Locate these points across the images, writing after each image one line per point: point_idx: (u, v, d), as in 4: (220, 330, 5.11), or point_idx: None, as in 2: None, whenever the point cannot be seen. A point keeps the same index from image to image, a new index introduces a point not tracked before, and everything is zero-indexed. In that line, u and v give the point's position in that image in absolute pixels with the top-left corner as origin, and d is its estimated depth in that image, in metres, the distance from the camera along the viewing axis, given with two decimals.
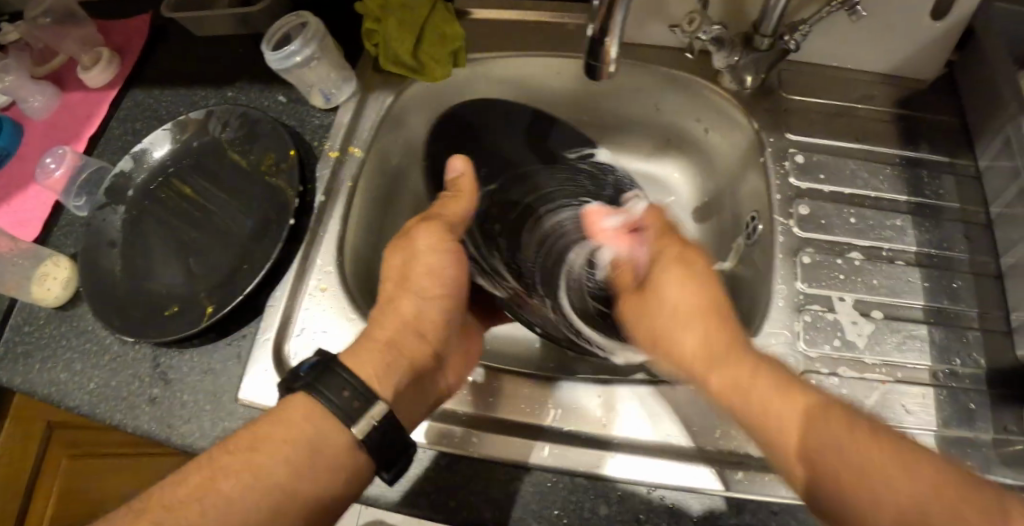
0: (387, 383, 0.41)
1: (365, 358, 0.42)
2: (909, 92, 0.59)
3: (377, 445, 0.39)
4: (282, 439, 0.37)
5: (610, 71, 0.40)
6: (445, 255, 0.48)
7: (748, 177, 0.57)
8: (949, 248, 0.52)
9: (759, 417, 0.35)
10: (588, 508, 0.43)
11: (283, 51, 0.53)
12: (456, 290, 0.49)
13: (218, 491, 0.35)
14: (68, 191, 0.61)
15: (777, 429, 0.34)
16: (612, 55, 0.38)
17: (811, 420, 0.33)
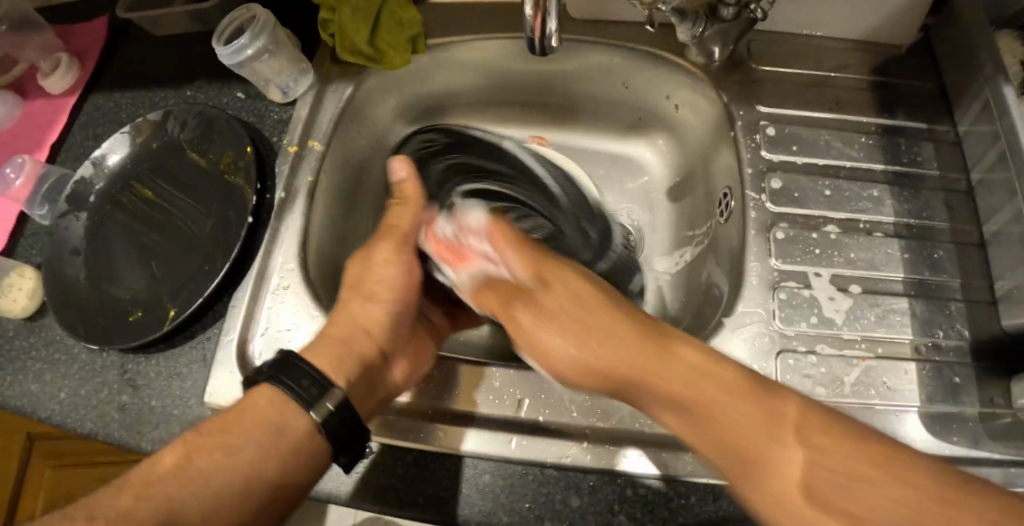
0: (341, 374, 0.42)
1: (321, 354, 0.42)
2: (883, 57, 0.56)
3: (337, 430, 0.39)
4: (251, 424, 0.37)
5: (552, 44, 0.42)
6: (400, 264, 0.48)
7: (720, 153, 0.56)
8: (930, 218, 0.50)
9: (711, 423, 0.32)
10: (560, 500, 0.42)
11: (234, 45, 0.52)
12: (411, 294, 0.49)
13: (195, 469, 0.35)
14: (32, 200, 0.59)
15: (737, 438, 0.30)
16: (551, 27, 0.41)
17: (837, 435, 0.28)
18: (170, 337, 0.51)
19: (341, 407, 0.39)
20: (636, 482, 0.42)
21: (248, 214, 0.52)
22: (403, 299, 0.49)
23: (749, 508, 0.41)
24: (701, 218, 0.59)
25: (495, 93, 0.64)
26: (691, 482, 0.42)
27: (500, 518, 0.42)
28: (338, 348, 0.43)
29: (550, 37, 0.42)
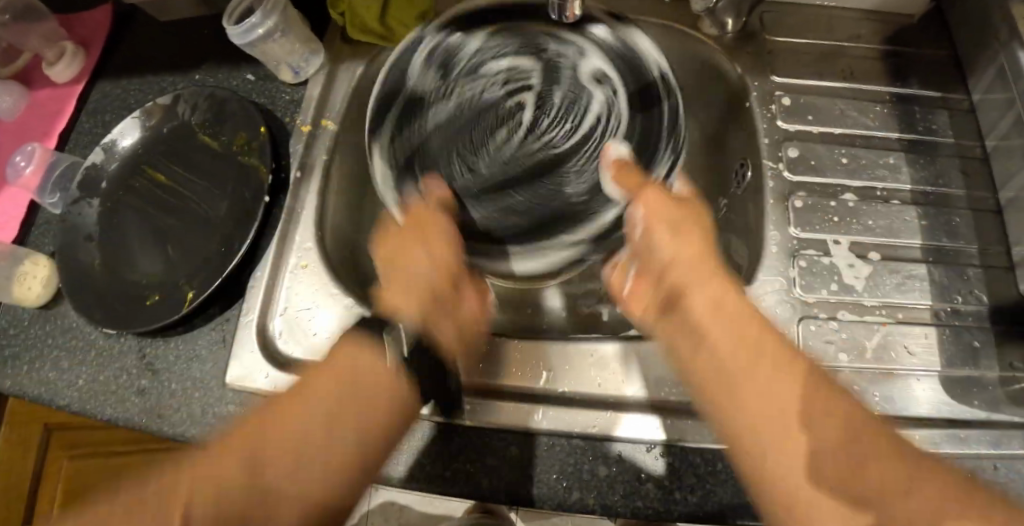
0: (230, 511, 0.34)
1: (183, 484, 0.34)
2: (895, 27, 0.56)
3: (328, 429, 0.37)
4: (333, 381, 0.38)
5: None
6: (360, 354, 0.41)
7: (733, 127, 0.56)
8: (945, 185, 0.50)
9: (746, 369, 0.37)
10: (587, 469, 0.42)
11: (244, 23, 0.51)
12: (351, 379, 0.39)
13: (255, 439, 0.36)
14: (43, 188, 0.59)
15: (774, 429, 0.34)
16: None
17: (757, 426, 0.35)
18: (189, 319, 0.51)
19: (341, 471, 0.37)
20: (605, 445, 0.43)
21: (264, 193, 0.51)
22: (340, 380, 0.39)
23: None
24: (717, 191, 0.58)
25: None
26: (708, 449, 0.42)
27: (529, 489, 0.42)
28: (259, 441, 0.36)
29: None
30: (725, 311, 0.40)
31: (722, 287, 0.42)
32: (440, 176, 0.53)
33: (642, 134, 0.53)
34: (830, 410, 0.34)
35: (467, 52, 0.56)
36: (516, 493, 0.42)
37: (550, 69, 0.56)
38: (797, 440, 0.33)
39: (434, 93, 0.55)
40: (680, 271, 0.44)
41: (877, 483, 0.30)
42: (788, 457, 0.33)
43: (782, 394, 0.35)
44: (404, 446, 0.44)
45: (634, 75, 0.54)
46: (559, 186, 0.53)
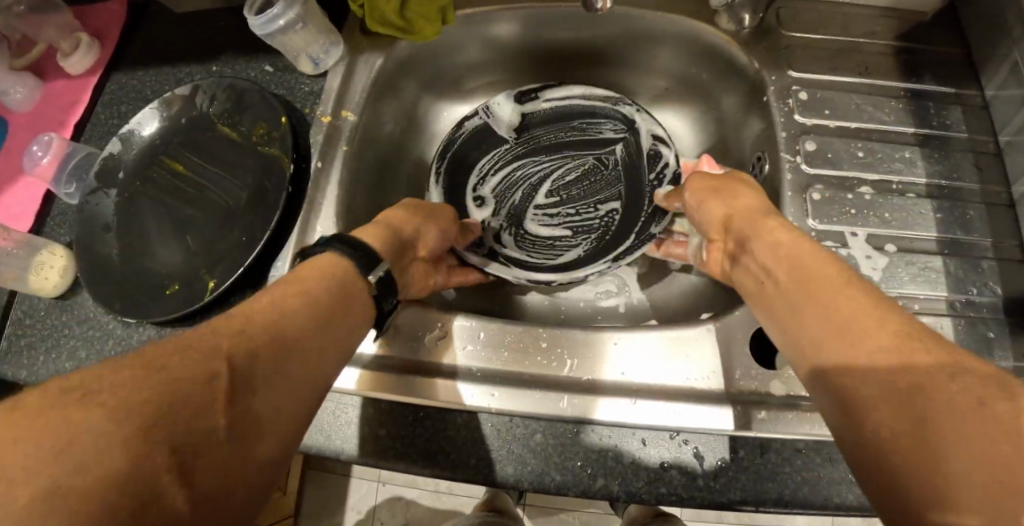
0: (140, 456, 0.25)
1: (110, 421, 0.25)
2: (909, 23, 0.57)
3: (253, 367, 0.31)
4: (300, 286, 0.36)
5: (603, 5, 0.45)
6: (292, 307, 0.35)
7: (751, 122, 0.56)
8: (959, 179, 0.51)
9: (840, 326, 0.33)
10: (612, 457, 0.43)
11: (265, 14, 0.51)
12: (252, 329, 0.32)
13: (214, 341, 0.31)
14: (58, 179, 0.59)
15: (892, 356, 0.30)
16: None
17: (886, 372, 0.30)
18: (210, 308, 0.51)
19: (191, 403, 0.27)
20: (626, 432, 0.43)
21: (287, 183, 0.51)
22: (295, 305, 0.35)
23: (795, 460, 0.42)
24: None
25: (522, 63, 0.65)
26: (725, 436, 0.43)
27: (553, 477, 0.43)
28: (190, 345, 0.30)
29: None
30: (818, 265, 0.37)
31: (810, 267, 0.37)
32: (626, 187, 0.58)
33: (527, 128, 0.61)
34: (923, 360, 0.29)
35: (522, 251, 0.57)
36: (542, 481, 0.43)
37: (499, 212, 0.59)
38: (883, 350, 0.30)
39: (573, 245, 0.57)
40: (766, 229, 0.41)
41: (960, 425, 0.26)
42: (887, 397, 0.29)
43: (874, 339, 0.31)
44: (429, 437, 0.44)
45: (476, 174, 0.60)
46: (570, 128, 0.61)
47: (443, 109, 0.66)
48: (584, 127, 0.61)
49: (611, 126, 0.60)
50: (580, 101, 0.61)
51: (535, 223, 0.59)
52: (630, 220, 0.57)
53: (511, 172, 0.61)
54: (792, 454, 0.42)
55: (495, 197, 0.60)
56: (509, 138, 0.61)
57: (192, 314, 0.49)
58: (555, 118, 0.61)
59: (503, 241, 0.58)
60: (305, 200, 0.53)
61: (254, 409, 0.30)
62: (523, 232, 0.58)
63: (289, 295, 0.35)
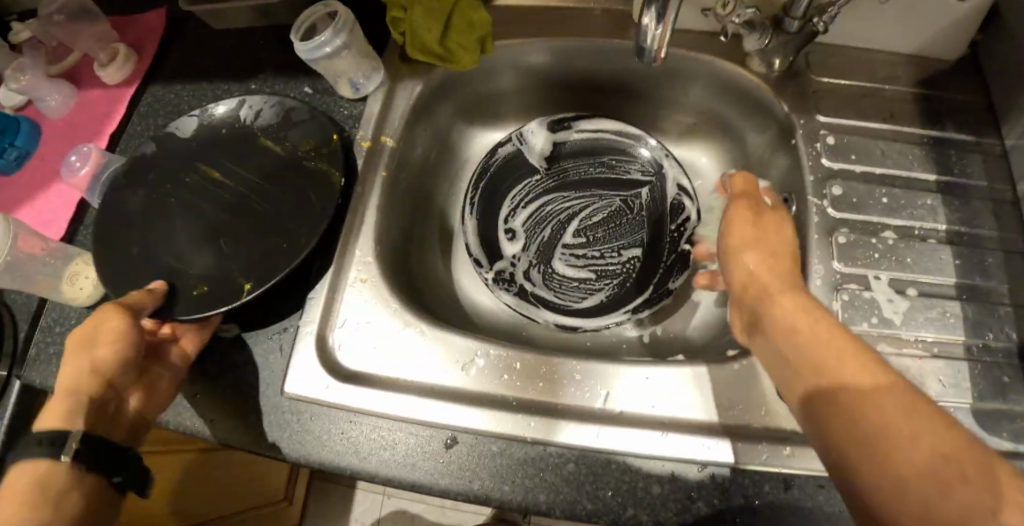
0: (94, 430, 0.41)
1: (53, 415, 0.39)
2: (933, 72, 0.59)
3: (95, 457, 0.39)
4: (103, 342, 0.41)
5: (660, 55, 0.46)
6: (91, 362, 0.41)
7: (777, 161, 0.58)
8: (978, 226, 0.53)
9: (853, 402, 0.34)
10: (641, 487, 0.44)
11: (312, 41, 0.53)
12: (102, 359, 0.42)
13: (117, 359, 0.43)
14: (92, 189, 0.60)
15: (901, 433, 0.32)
16: (662, 42, 0.44)
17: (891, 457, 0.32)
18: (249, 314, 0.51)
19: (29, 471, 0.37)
20: (656, 464, 0.45)
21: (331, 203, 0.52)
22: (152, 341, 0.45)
23: (819, 497, 0.43)
24: None
25: (554, 92, 0.66)
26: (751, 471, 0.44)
27: (583, 505, 0.44)
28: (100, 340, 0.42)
29: (659, 51, 0.45)
30: (819, 324, 0.39)
31: (807, 328, 0.39)
32: (648, 234, 0.60)
33: (557, 161, 0.63)
34: (913, 424, 0.32)
35: (548, 291, 0.58)
36: (573, 509, 0.44)
37: (529, 247, 0.60)
38: (873, 418, 0.33)
39: (594, 289, 0.58)
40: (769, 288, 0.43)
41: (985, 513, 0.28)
42: (882, 463, 0.32)
43: (869, 405, 0.34)
44: (465, 463, 0.45)
45: (507, 204, 0.62)
46: (598, 166, 0.63)
47: (476, 135, 0.68)
48: (611, 166, 0.62)
49: (636, 168, 0.62)
50: (609, 139, 0.62)
51: (561, 262, 0.60)
52: (651, 269, 0.58)
53: (541, 205, 0.62)
54: (815, 490, 0.43)
55: (525, 230, 0.61)
56: (539, 170, 0.63)
57: (222, 314, 0.49)
58: (584, 154, 0.63)
59: (531, 279, 0.59)
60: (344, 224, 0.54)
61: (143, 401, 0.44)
62: (548, 271, 0.60)
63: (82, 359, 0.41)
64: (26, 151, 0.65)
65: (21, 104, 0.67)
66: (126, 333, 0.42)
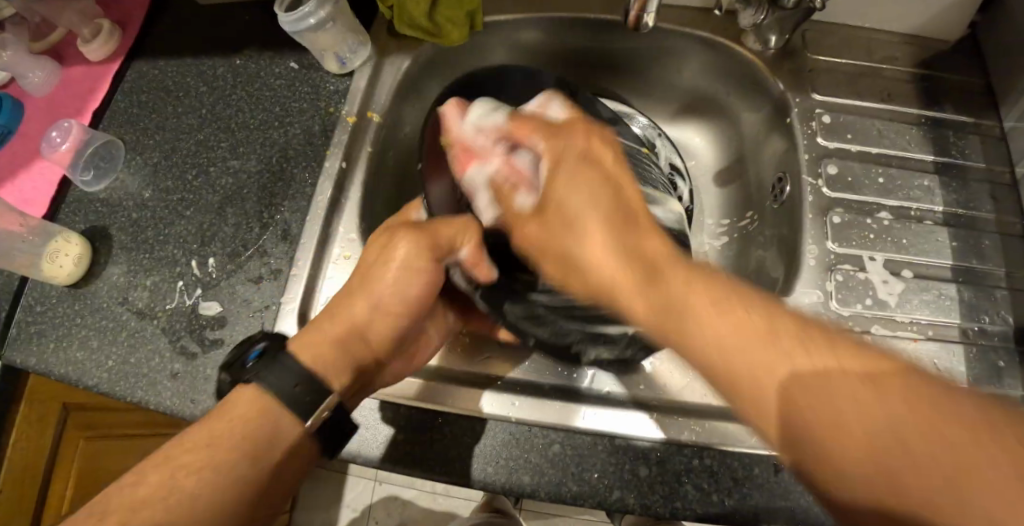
0: (342, 376, 0.43)
1: (325, 347, 0.42)
2: (931, 51, 0.58)
3: (326, 433, 0.41)
4: (422, 274, 0.46)
5: (648, 22, 0.44)
6: (416, 274, 0.46)
7: (772, 142, 0.57)
8: (976, 208, 0.52)
9: (675, 321, 0.31)
10: (628, 469, 0.43)
11: (297, 12, 0.53)
12: (423, 296, 0.47)
13: (408, 297, 0.46)
14: (74, 165, 0.59)
15: (755, 370, 0.28)
16: (650, 6, 0.43)
17: (813, 398, 0.26)
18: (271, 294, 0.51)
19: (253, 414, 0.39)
20: (644, 446, 0.44)
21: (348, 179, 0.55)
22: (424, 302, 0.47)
23: None
24: (749, 204, 0.60)
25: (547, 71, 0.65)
26: (733, 451, 0.43)
27: (570, 487, 0.43)
28: (432, 275, 0.47)
29: (647, 17, 0.44)
30: (747, 326, 0.29)
31: (600, 225, 0.36)
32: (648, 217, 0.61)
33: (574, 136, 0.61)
34: (791, 343, 0.28)
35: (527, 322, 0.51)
36: (559, 491, 0.43)
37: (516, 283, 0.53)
38: (852, 423, 0.25)
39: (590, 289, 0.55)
40: (669, 274, 0.33)
41: (921, 457, 0.24)
42: (793, 417, 0.27)
43: (845, 402, 0.26)
44: (450, 445, 0.45)
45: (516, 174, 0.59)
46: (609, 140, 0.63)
47: None
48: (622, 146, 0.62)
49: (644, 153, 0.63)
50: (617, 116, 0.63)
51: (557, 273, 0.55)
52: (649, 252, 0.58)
53: None
54: None
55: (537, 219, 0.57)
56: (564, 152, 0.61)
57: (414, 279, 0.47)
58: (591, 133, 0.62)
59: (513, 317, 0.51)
60: (329, 206, 0.54)
61: (403, 364, 0.47)
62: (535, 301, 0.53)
63: (398, 294, 0.46)
64: (7, 128, 0.64)
65: (3, 82, 0.66)
66: (428, 270, 0.46)
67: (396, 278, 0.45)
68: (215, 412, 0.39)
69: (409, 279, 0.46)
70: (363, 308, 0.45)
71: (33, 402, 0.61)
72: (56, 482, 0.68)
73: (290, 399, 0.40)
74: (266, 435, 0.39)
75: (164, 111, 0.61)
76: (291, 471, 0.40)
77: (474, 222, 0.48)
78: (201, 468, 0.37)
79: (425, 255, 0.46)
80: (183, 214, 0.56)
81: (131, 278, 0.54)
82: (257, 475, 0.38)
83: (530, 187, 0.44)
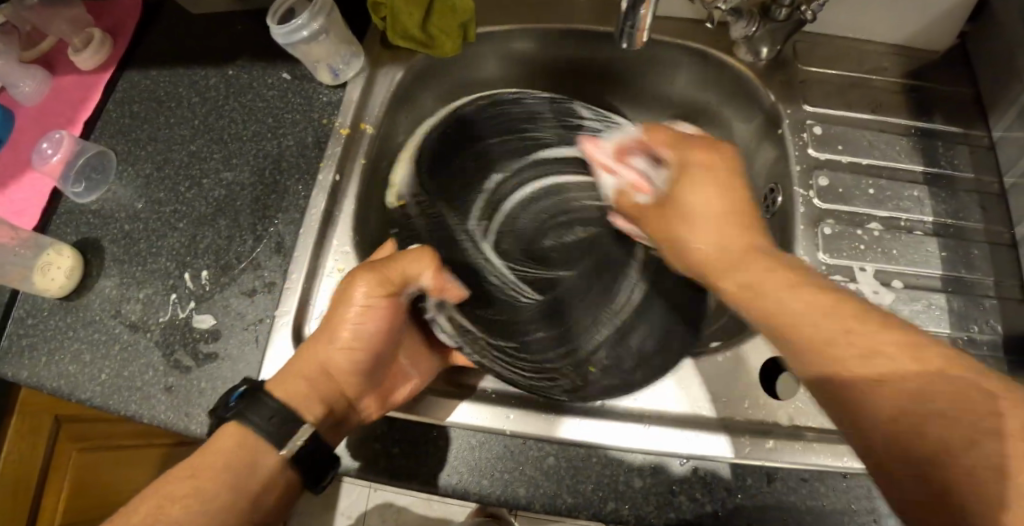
0: (311, 412, 0.41)
1: (296, 386, 0.42)
2: (919, 62, 0.58)
3: (308, 464, 0.40)
4: (381, 311, 0.44)
5: (644, 38, 0.45)
6: (373, 311, 0.43)
7: (763, 151, 0.57)
8: (965, 218, 0.52)
9: (772, 313, 0.33)
10: (622, 480, 0.44)
11: (289, 25, 0.53)
12: (385, 335, 0.45)
13: (374, 332, 0.44)
14: (66, 177, 0.58)
15: (820, 339, 0.30)
16: (646, 22, 0.43)
17: (862, 360, 0.29)
18: (264, 307, 0.51)
19: (234, 438, 0.39)
20: (639, 458, 0.44)
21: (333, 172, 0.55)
22: (390, 333, 0.45)
23: (802, 489, 0.43)
24: None
25: (540, 80, 0.65)
26: (727, 461, 0.44)
27: (564, 499, 0.43)
28: (392, 311, 0.44)
29: (643, 33, 0.44)
30: (774, 273, 0.34)
31: (737, 253, 0.37)
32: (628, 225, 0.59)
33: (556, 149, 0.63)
34: (895, 353, 0.28)
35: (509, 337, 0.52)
36: (553, 503, 0.43)
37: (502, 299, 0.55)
38: (822, 343, 0.30)
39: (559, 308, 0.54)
40: (742, 267, 0.36)
41: (982, 442, 0.25)
42: (885, 407, 0.28)
43: (953, 414, 0.26)
44: (444, 458, 0.45)
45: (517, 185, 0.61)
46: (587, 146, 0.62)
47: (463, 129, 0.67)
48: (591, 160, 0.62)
49: None
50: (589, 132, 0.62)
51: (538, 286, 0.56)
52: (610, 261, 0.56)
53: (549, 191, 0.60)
54: (797, 483, 0.43)
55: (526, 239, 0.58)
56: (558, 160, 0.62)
57: (402, 303, 0.45)
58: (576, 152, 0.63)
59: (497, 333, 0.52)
60: (323, 217, 0.54)
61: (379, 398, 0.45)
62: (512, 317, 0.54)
63: (359, 330, 0.43)
64: None
65: None
66: (390, 305, 0.44)
67: (357, 320, 0.43)
68: (200, 447, 0.39)
69: (369, 314, 0.43)
70: (327, 350, 0.43)
71: (25, 416, 0.61)
72: (49, 495, 0.67)
73: (267, 431, 0.39)
74: (246, 464, 0.38)
75: (156, 122, 0.61)
76: (276, 498, 0.40)
77: (429, 250, 0.47)
78: (185, 500, 0.36)
79: (380, 294, 0.43)
80: (176, 226, 0.56)
81: (122, 292, 0.54)
82: (242, 507, 0.38)
83: (653, 187, 0.47)
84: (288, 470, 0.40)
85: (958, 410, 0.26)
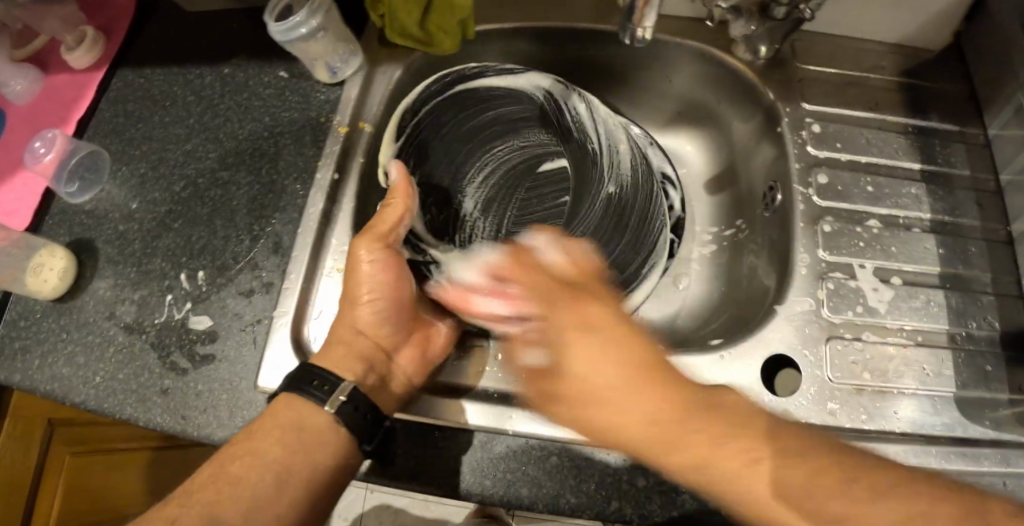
0: (350, 370, 0.44)
1: (332, 350, 0.45)
2: (916, 61, 0.59)
3: (354, 421, 0.42)
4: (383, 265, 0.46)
5: (644, 36, 0.45)
6: (377, 266, 0.46)
7: (762, 150, 0.58)
8: (961, 215, 0.53)
9: (659, 445, 0.33)
10: (625, 480, 0.43)
11: (287, 21, 0.52)
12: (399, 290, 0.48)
13: (387, 287, 0.47)
14: (58, 176, 0.57)
15: (730, 473, 0.31)
16: (647, 18, 0.43)
17: (772, 482, 0.30)
18: (263, 307, 0.51)
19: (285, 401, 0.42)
20: (641, 457, 0.44)
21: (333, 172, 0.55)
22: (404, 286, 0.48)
23: None
24: (738, 212, 0.61)
25: None
26: None
27: (567, 499, 0.43)
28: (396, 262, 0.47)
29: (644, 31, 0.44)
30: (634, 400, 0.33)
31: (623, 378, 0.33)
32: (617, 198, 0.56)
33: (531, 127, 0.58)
34: (787, 476, 0.30)
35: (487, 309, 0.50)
36: (556, 503, 0.43)
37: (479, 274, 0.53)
38: (666, 448, 0.32)
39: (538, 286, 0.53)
40: (675, 435, 0.32)
41: (865, 511, 0.28)
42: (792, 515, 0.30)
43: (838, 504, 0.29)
44: (444, 459, 0.44)
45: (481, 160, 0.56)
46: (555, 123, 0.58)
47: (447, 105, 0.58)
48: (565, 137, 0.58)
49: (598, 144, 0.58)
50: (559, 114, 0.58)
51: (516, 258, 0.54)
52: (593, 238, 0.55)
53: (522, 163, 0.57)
54: None
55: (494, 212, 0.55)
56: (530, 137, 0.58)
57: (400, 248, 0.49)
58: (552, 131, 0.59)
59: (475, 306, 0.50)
60: (321, 216, 0.53)
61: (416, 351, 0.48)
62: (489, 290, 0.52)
63: (370, 285, 0.46)
64: None
65: None
66: (393, 258, 0.47)
67: (369, 275, 0.46)
68: (266, 410, 0.42)
69: (374, 268, 0.46)
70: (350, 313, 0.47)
71: (18, 420, 0.60)
72: (42, 500, 0.67)
73: (314, 396, 0.42)
74: (305, 423, 0.41)
75: (151, 121, 0.60)
76: (334, 458, 0.42)
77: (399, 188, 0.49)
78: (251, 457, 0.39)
79: (379, 247, 0.46)
80: (171, 227, 0.55)
81: (115, 293, 0.53)
82: (300, 461, 0.40)
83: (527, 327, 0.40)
84: (343, 426, 0.42)
85: (838, 499, 0.29)
